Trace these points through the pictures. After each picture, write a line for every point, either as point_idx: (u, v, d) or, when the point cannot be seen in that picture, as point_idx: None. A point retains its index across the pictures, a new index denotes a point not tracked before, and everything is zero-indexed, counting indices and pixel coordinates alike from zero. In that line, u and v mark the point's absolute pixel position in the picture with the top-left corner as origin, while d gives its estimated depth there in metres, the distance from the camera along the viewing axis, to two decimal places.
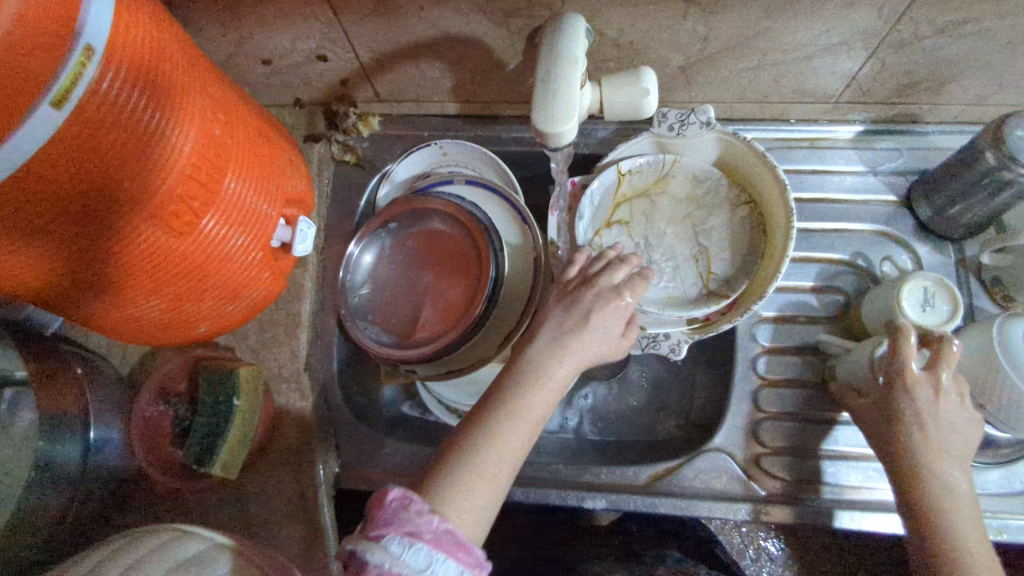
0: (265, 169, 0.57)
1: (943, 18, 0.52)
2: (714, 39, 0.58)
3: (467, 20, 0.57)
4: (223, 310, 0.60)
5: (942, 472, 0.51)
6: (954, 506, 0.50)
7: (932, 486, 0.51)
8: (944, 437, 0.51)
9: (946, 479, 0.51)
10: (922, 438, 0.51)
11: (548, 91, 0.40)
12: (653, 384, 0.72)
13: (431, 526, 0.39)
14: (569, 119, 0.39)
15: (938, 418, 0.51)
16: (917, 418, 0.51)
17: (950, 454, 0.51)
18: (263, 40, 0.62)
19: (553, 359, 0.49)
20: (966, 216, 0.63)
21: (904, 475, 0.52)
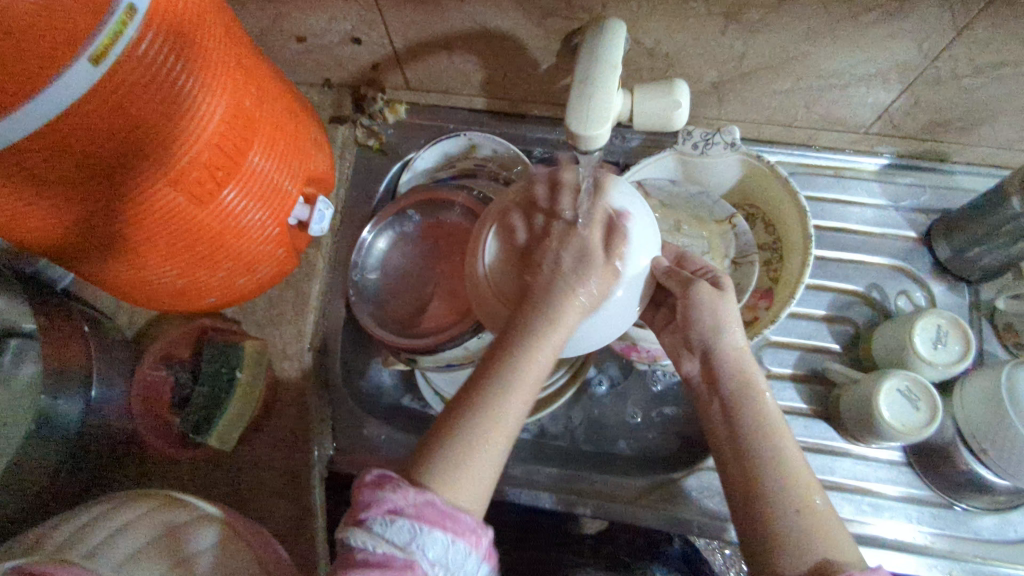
0: (291, 145, 0.57)
1: (984, 58, 0.52)
2: (751, 58, 0.58)
3: (505, 16, 0.57)
4: (234, 282, 0.60)
5: (763, 406, 0.51)
6: (767, 434, 0.50)
7: (750, 413, 0.51)
8: (733, 346, 0.53)
9: (771, 413, 0.51)
10: (722, 348, 0.53)
11: (587, 100, 0.39)
12: (659, 393, 0.70)
13: (411, 500, 0.39)
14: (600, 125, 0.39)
15: (721, 315, 0.53)
16: (708, 322, 0.53)
17: (748, 365, 0.53)
18: (301, 18, 0.62)
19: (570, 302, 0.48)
20: (984, 259, 0.62)
21: (741, 427, 0.50)
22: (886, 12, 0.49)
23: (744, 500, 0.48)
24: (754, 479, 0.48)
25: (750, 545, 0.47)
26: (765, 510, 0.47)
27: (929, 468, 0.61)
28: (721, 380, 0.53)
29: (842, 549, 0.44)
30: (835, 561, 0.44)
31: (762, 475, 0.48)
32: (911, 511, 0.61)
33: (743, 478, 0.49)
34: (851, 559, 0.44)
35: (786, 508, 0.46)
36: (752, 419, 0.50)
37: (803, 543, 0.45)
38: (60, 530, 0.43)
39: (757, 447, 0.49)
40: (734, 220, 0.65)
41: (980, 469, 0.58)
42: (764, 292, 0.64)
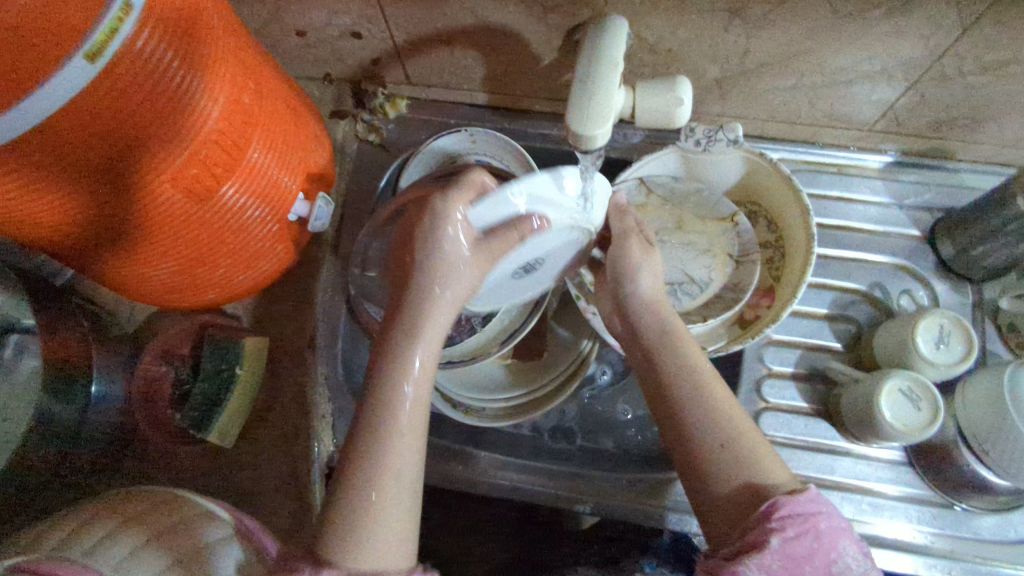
0: (290, 142, 0.57)
1: (991, 55, 0.52)
2: (754, 54, 0.57)
3: (506, 11, 0.57)
4: (234, 278, 0.60)
5: (687, 350, 0.52)
6: (692, 370, 0.51)
7: (669, 354, 0.52)
8: (650, 291, 0.55)
9: (691, 356, 0.52)
10: (638, 296, 0.55)
11: (588, 103, 0.39)
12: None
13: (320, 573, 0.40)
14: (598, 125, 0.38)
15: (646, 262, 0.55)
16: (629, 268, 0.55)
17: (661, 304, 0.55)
18: (300, 12, 0.61)
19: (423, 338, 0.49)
20: (988, 258, 0.62)
21: (664, 371, 0.52)
22: (891, 8, 0.49)
23: (680, 442, 0.50)
24: (683, 413, 0.50)
25: (690, 483, 0.48)
26: (696, 451, 0.48)
27: (929, 467, 0.61)
28: (644, 328, 0.54)
29: (776, 472, 0.46)
30: (767, 485, 0.45)
31: (690, 409, 0.50)
32: (912, 511, 0.60)
33: (670, 413, 0.51)
34: (781, 480, 0.46)
35: (716, 438, 0.48)
36: (672, 359, 0.52)
37: (727, 475, 0.46)
38: (58, 527, 0.43)
39: (684, 392, 0.50)
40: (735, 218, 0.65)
41: (982, 471, 0.57)
42: (766, 291, 0.64)
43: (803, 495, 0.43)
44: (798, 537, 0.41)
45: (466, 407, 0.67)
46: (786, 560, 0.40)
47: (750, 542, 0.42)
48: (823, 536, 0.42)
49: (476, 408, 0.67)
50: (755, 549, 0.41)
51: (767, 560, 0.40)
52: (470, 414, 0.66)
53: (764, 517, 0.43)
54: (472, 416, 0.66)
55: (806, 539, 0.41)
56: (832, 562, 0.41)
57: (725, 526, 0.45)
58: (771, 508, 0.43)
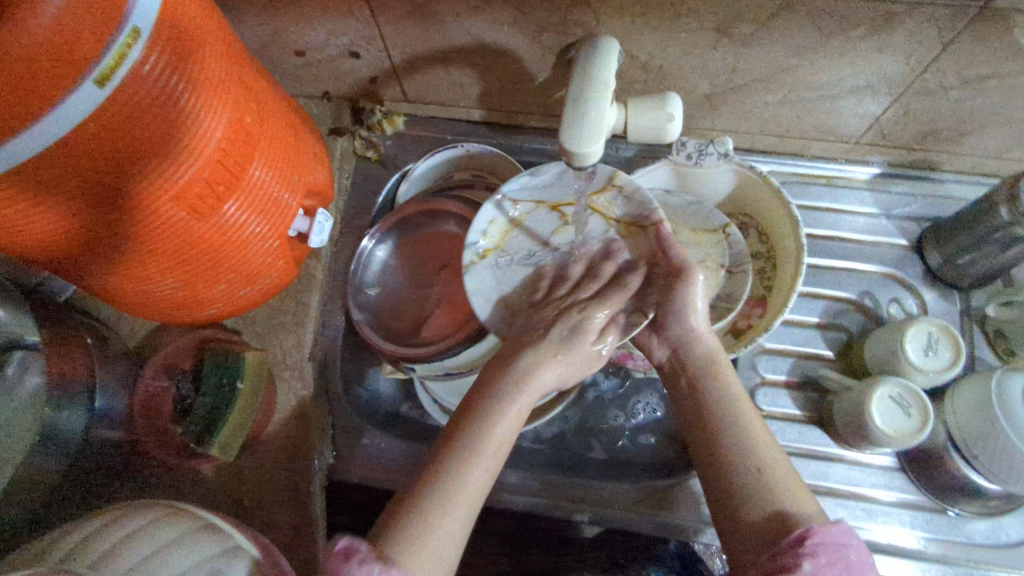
0: (291, 159, 0.58)
1: (970, 71, 0.54)
2: (742, 71, 0.59)
3: (500, 30, 0.59)
4: (235, 294, 0.61)
5: (731, 382, 0.54)
6: (729, 401, 0.52)
7: (713, 386, 0.53)
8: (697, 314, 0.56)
9: (732, 387, 0.53)
10: (681, 326, 0.56)
11: (600, 110, 0.40)
12: (643, 419, 0.70)
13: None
14: (583, 139, 0.40)
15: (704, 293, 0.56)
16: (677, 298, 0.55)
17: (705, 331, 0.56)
18: (300, 32, 0.63)
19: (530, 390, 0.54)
20: (974, 266, 0.64)
21: (707, 402, 0.53)
22: (873, 26, 0.51)
23: (712, 469, 0.50)
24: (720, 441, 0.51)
25: (717, 506, 0.49)
26: (730, 477, 0.49)
27: (921, 473, 0.62)
28: (690, 359, 0.56)
29: (804, 502, 0.47)
30: (796, 515, 0.46)
31: (725, 438, 0.51)
32: (905, 516, 0.61)
33: (707, 441, 0.51)
34: (811, 510, 0.46)
35: (748, 466, 0.49)
36: (716, 390, 0.53)
37: (760, 498, 0.47)
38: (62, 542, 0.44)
39: (722, 422, 0.51)
40: (726, 229, 0.66)
41: (972, 476, 0.58)
42: (758, 300, 0.65)
43: (834, 525, 0.43)
44: (830, 567, 0.41)
45: None
46: None
47: (779, 566, 0.42)
48: (853, 569, 0.41)
49: None
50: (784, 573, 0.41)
51: None
52: None
53: (795, 544, 0.43)
54: None
55: (837, 569, 0.41)
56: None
57: (751, 549, 0.46)
58: (805, 535, 0.43)
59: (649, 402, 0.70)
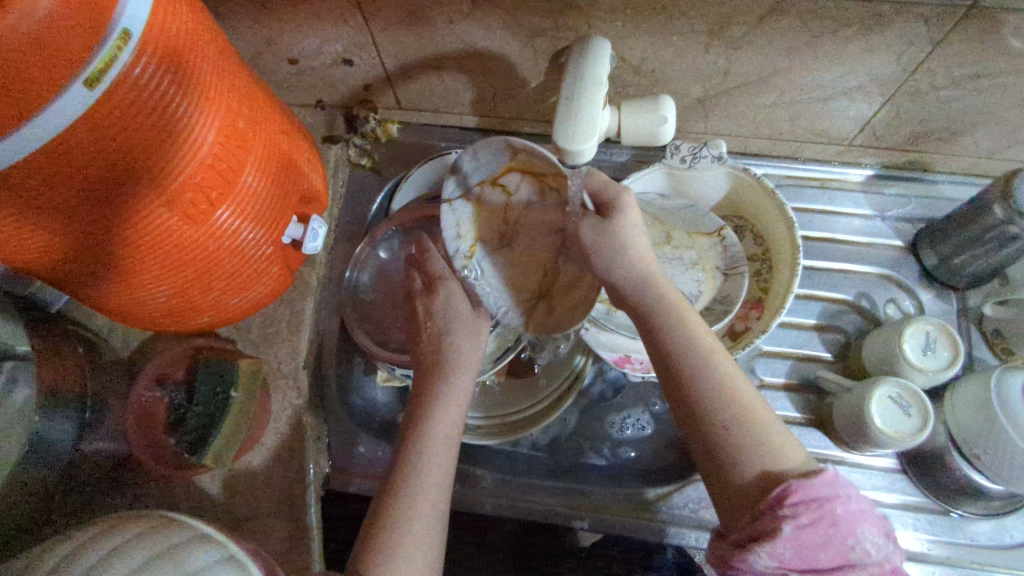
0: (283, 166, 0.58)
1: (960, 71, 0.54)
2: (734, 74, 0.59)
3: (493, 35, 0.59)
4: (229, 301, 0.60)
5: (693, 320, 0.50)
6: (693, 346, 0.49)
7: (674, 327, 0.50)
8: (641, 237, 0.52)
9: (696, 327, 0.50)
10: (626, 260, 0.51)
11: (595, 106, 0.40)
12: (632, 435, 0.68)
13: None
14: (571, 134, 0.40)
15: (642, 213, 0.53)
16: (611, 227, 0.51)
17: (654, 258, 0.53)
18: (293, 40, 0.63)
19: (458, 378, 0.56)
20: (969, 266, 0.64)
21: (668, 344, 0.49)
22: (863, 27, 0.51)
23: (690, 420, 0.47)
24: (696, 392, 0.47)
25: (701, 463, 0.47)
26: (709, 430, 0.46)
27: (923, 474, 0.61)
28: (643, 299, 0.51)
29: (790, 457, 0.44)
30: (778, 468, 0.44)
31: (697, 386, 0.47)
32: (907, 519, 0.61)
33: (679, 392, 0.48)
34: (795, 464, 0.44)
35: (731, 419, 0.46)
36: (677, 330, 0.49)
37: (745, 453, 0.44)
38: (53, 552, 0.44)
39: (690, 368, 0.48)
40: (722, 232, 0.66)
41: (974, 477, 0.58)
42: (754, 303, 0.64)
43: (818, 479, 0.42)
44: (813, 526, 0.40)
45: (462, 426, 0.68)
46: (798, 549, 0.40)
47: (761, 530, 0.41)
48: (837, 522, 0.41)
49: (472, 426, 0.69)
50: (764, 538, 0.41)
51: (778, 549, 0.40)
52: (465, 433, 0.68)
53: (775, 503, 0.42)
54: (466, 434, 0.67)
55: (821, 529, 0.40)
56: (850, 548, 0.41)
57: (732, 507, 0.44)
58: (785, 493, 0.41)
59: (639, 417, 0.69)
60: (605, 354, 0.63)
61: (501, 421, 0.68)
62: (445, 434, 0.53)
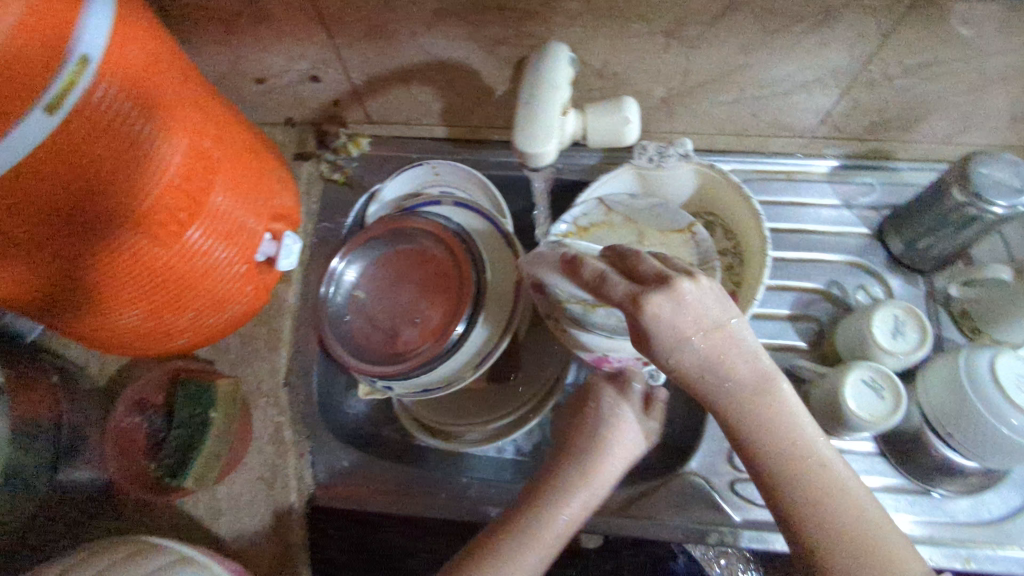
0: (251, 184, 0.58)
1: (911, 59, 0.56)
2: (695, 73, 0.61)
3: (456, 46, 0.60)
4: (203, 321, 0.60)
5: (781, 416, 0.43)
6: (784, 452, 0.43)
7: (768, 433, 0.43)
8: (696, 358, 0.42)
9: (787, 424, 0.43)
10: (690, 361, 0.42)
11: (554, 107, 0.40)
12: None
13: None
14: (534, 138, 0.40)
15: (681, 331, 0.41)
16: (665, 333, 0.41)
17: (726, 364, 0.42)
18: (259, 58, 0.64)
19: (597, 475, 0.55)
20: (934, 249, 0.65)
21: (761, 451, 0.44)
22: (814, 21, 0.53)
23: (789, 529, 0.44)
24: (784, 504, 0.44)
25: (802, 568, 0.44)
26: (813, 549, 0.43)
27: (899, 455, 0.62)
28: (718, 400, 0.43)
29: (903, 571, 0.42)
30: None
31: (793, 499, 0.43)
32: (890, 501, 0.62)
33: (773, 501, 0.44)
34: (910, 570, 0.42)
35: (826, 539, 0.43)
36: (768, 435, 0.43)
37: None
38: None
39: (784, 479, 0.43)
40: (691, 229, 0.66)
41: (947, 453, 0.59)
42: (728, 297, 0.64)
43: None
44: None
45: (446, 435, 0.68)
46: None
47: None
48: None
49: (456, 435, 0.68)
50: None
51: None
52: (450, 441, 0.67)
53: None
54: (452, 443, 0.67)
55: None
56: None
57: None
58: None
59: None
60: (584, 355, 0.62)
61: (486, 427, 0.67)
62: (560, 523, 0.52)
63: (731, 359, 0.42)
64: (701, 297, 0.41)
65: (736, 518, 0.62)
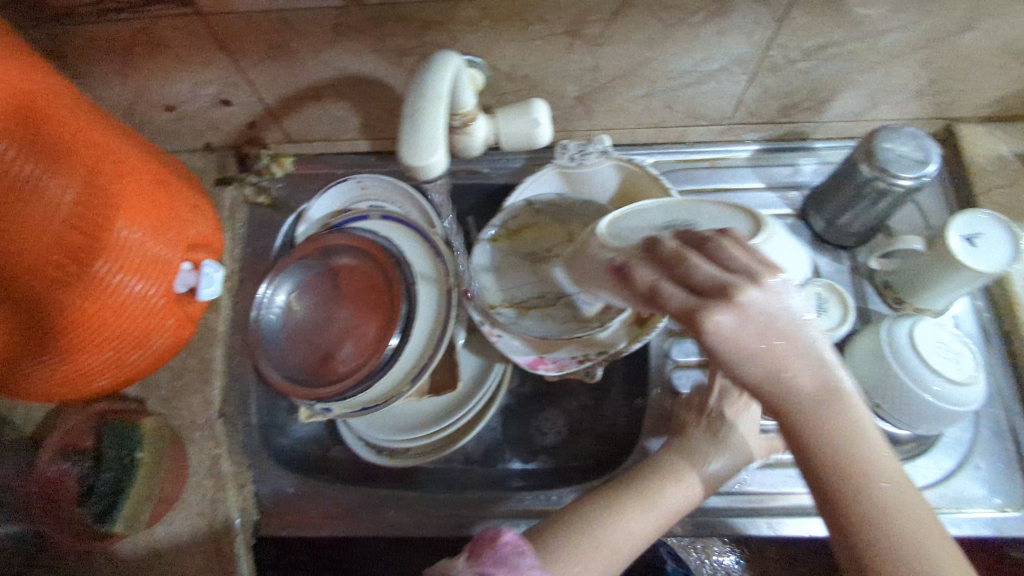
0: (162, 214, 0.57)
1: (808, 42, 0.57)
2: (604, 70, 0.61)
3: (363, 60, 0.59)
4: (125, 359, 0.58)
5: (868, 448, 0.39)
6: (867, 491, 0.38)
7: (856, 466, 0.38)
8: (761, 369, 0.39)
9: (872, 458, 0.38)
10: (759, 373, 0.38)
11: (435, 120, 0.40)
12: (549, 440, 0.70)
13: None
14: (415, 149, 0.39)
15: (745, 344, 0.38)
16: (732, 339, 0.38)
17: (799, 378, 0.39)
18: (164, 86, 0.62)
19: (685, 490, 0.53)
20: (853, 225, 0.66)
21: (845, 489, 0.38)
22: (709, 12, 0.53)
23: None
24: (871, 556, 0.37)
25: None
26: None
27: None
28: (797, 422, 0.38)
29: None
30: None
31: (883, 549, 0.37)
32: None
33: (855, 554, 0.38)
34: None
35: None
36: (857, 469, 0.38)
37: None
38: None
39: (870, 525, 0.38)
40: None
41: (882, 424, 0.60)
42: None
43: None
44: None
45: (389, 451, 0.68)
46: None
47: None
48: None
49: (398, 450, 0.68)
50: None
51: None
52: (393, 457, 0.67)
53: None
54: (395, 459, 0.66)
55: None
56: None
57: None
58: None
59: (554, 421, 0.71)
60: (518, 360, 0.64)
61: (428, 441, 0.66)
62: (645, 523, 0.50)
63: (796, 372, 0.39)
64: (768, 303, 0.39)
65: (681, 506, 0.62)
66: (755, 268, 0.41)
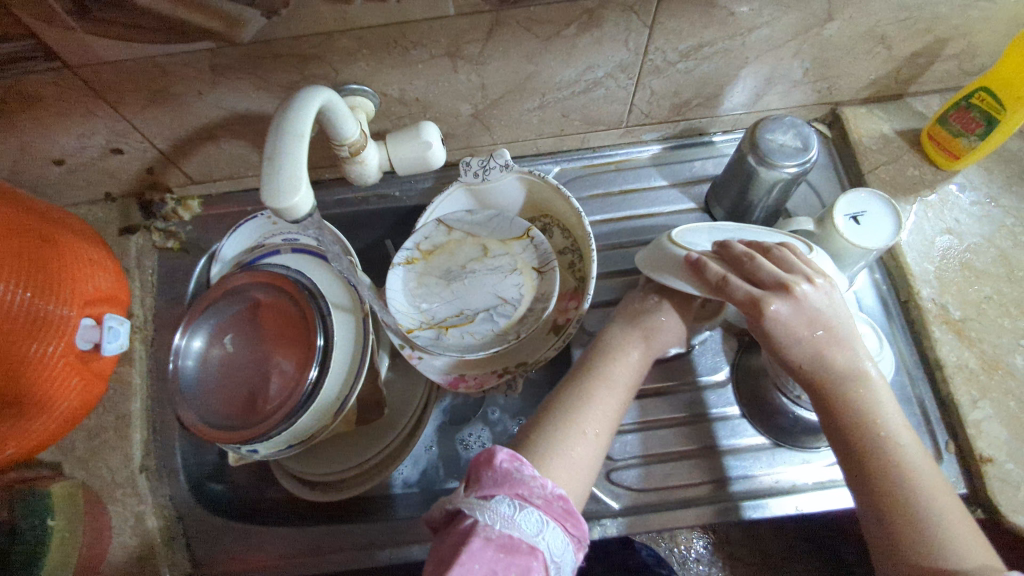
0: (52, 272, 0.56)
1: (683, 44, 0.59)
2: (492, 86, 0.62)
3: (250, 98, 0.59)
4: (27, 426, 0.56)
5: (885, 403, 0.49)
6: (877, 432, 0.48)
7: (866, 413, 0.48)
8: (805, 352, 0.49)
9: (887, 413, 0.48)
10: (795, 349, 0.49)
11: (297, 160, 0.40)
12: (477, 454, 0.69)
13: (540, 491, 0.46)
14: (272, 186, 0.40)
15: (795, 330, 0.49)
16: (785, 320, 0.49)
17: (836, 355, 0.49)
18: (47, 141, 0.61)
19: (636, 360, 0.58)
20: (755, 213, 0.67)
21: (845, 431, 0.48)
22: (581, 24, 0.55)
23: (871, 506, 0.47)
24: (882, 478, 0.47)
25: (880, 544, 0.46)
26: (898, 520, 0.45)
27: (757, 414, 0.64)
28: (829, 380, 0.49)
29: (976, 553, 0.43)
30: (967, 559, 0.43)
31: (893, 476, 0.46)
32: (764, 458, 0.63)
33: (861, 479, 0.48)
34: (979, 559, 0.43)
35: (911, 512, 0.45)
36: (853, 414, 0.48)
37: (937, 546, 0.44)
38: None
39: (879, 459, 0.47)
40: (530, 233, 0.66)
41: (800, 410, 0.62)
42: (573, 292, 0.66)
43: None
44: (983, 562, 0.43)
45: (324, 486, 0.67)
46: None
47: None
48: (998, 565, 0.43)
49: (333, 484, 0.67)
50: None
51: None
52: (327, 492, 0.66)
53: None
54: (329, 493, 0.66)
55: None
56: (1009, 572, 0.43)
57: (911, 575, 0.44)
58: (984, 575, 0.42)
59: (480, 434, 0.70)
60: (437, 376, 0.66)
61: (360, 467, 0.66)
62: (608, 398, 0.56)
63: (834, 354, 0.49)
64: (817, 295, 0.49)
65: (614, 506, 0.62)
66: (811, 271, 0.50)
